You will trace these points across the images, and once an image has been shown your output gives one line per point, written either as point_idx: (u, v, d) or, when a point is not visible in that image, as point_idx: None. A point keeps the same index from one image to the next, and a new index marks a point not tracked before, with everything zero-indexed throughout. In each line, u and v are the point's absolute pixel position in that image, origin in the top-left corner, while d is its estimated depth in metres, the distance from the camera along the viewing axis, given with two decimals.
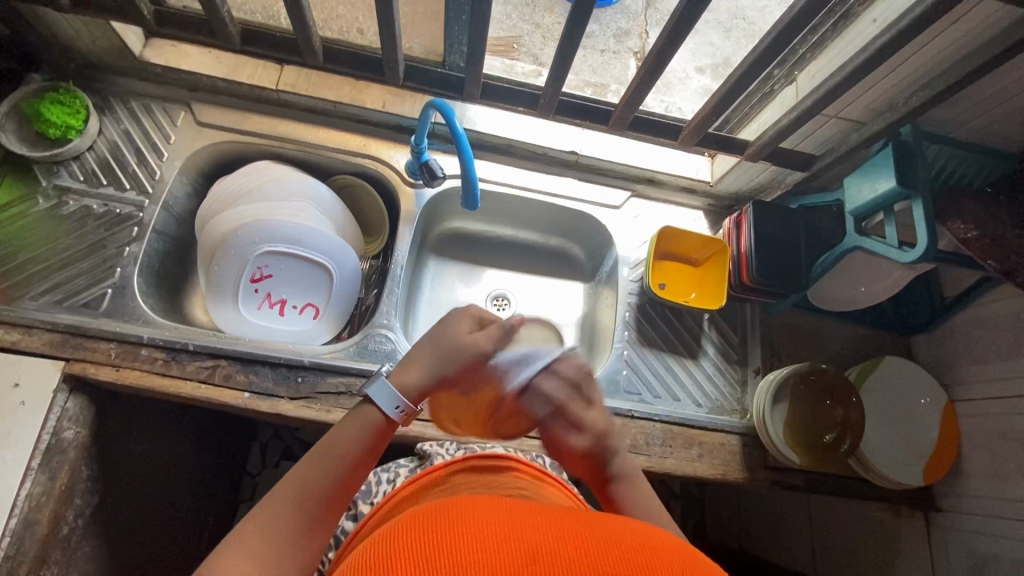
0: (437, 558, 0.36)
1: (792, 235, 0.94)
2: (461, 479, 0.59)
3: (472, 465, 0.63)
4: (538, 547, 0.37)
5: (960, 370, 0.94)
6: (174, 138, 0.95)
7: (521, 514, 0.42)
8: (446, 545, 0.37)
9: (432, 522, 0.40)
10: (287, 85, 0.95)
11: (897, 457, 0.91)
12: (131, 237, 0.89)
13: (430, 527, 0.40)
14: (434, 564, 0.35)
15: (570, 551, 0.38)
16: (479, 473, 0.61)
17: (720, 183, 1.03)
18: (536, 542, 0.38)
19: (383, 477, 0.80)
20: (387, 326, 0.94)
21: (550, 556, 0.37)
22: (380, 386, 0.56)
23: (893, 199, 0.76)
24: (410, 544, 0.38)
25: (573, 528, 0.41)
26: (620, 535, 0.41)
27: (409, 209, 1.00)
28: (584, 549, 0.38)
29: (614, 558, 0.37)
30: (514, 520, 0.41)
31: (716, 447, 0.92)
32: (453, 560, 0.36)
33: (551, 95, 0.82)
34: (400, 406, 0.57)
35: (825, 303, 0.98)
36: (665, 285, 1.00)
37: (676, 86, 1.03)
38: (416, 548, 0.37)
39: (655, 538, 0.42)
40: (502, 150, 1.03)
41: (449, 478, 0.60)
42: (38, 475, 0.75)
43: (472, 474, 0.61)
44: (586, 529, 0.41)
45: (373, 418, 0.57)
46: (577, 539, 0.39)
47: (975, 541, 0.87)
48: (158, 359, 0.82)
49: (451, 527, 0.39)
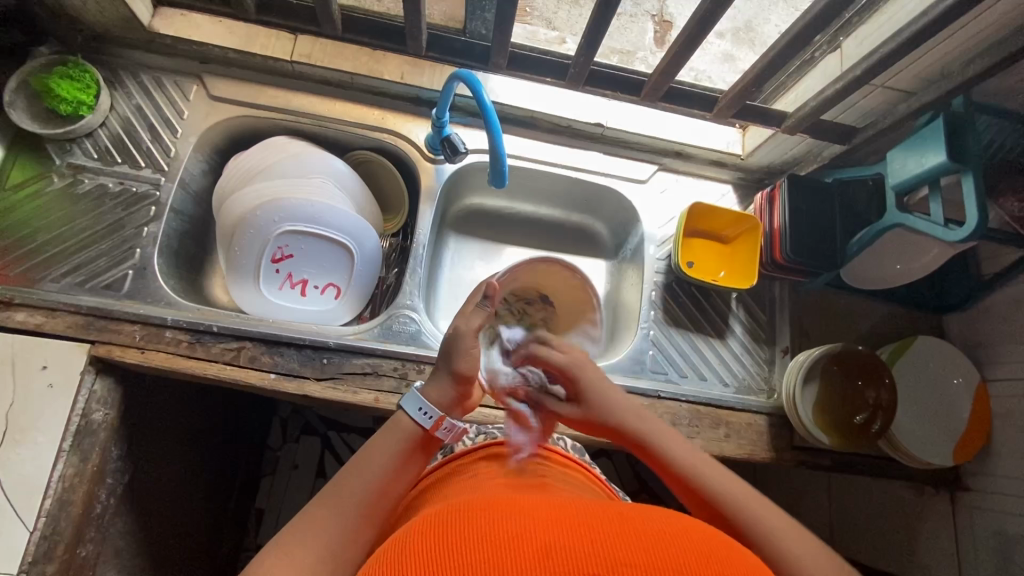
0: (440, 561, 0.33)
1: (827, 211, 0.91)
2: (488, 467, 0.58)
3: (497, 453, 0.62)
4: (560, 534, 0.35)
5: (993, 350, 0.92)
6: (187, 113, 0.92)
7: (531, 508, 0.39)
8: (459, 544, 0.35)
9: (445, 521, 0.38)
10: (302, 56, 0.91)
11: (927, 437, 0.91)
12: (149, 217, 0.87)
13: (446, 526, 0.37)
14: (449, 563, 0.33)
15: (596, 537, 0.35)
16: (503, 460, 0.60)
17: (753, 156, 0.99)
18: (545, 535, 0.35)
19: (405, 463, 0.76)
20: (410, 306, 0.92)
21: (573, 542, 0.34)
22: (410, 394, 0.59)
23: (940, 174, 0.72)
24: (426, 544, 0.35)
25: (587, 517, 0.38)
26: (640, 519, 0.38)
27: (430, 184, 0.97)
28: (598, 538, 0.35)
29: (631, 546, 0.34)
30: (524, 514, 0.38)
31: (743, 427, 0.91)
32: (473, 557, 0.33)
33: (582, 65, 0.77)
34: (425, 410, 0.58)
35: (856, 281, 0.95)
36: (694, 263, 0.98)
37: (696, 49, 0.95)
38: (428, 548, 0.35)
39: (680, 522, 0.39)
40: (524, 123, 1.00)
41: (475, 464, 0.60)
42: (69, 456, 0.76)
43: (496, 463, 0.59)
44: (610, 513, 0.39)
45: (406, 429, 0.58)
46: (590, 528, 0.36)
47: (1003, 521, 0.87)
48: (183, 341, 0.81)
49: (468, 525, 0.36)
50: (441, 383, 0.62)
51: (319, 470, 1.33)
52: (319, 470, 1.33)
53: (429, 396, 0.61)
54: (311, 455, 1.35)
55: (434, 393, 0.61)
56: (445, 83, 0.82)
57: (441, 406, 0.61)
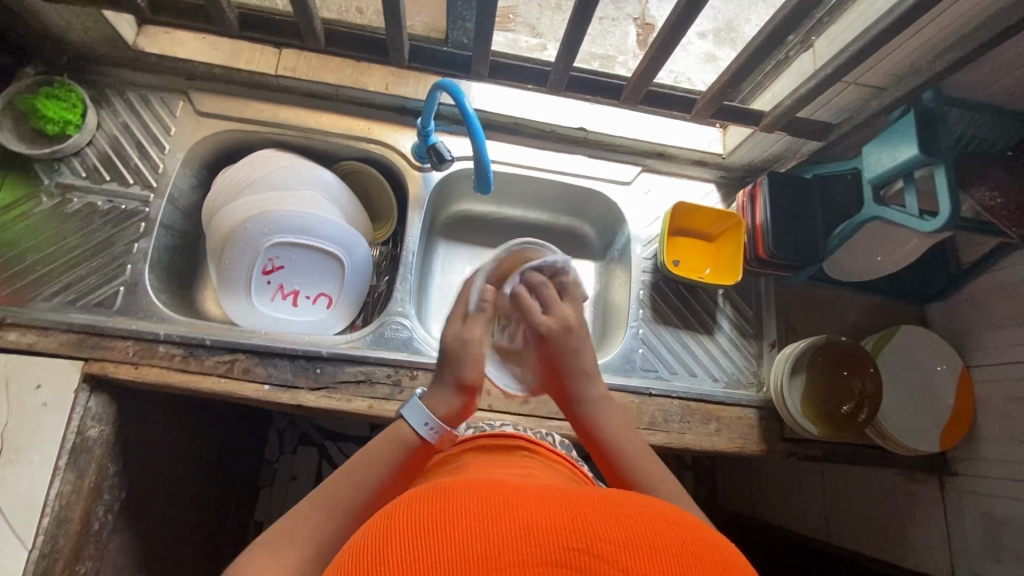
0: (426, 537, 0.34)
1: (807, 206, 0.93)
2: (475, 460, 0.59)
3: (480, 444, 0.63)
4: (542, 514, 0.35)
5: (975, 336, 0.95)
6: (174, 129, 0.93)
7: (513, 485, 0.40)
8: (446, 516, 0.35)
9: (431, 496, 0.38)
10: (287, 70, 0.92)
11: (914, 424, 0.92)
12: (139, 233, 0.88)
13: (432, 499, 0.37)
14: (436, 539, 0.34)
15: (577, 516, 0.36)
16: (489, 453, 0.61)
17: (733, 154, 1.01)
18: (528, 511, 0.35)
19: None
20: (402, 313, 0.92)
21: (556, 521, 0.35)
22: (414, 405, 0.60)
23: (914, 167, 0.74)
24: (413, 517, 0.36)
25: (569, 495, 0.39)
26: (621, 500, 0.39)
27: (418, 192, 0.98)
28: (579, 516, 0.36)
29: (612, 523, 0.36)
30: (507, 490, 0.38)
31: (733, 421, 0.92)
32: (459, 530, 0.34)
33: (562, 70, 0.78)
34: (430, 424, 0.60)
35: (838, 273, 0.97)
36: (680, 261, 1.00)
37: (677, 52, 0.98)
38: (415, 521, 0.35)
39: (659, 503, 0.40)
40: (508, 129, 1.01)
41: (461, 458, 0.60)
42: (66, 474, 0.76)
43: (480, 455, 0.60)
44: (592, 494, 0.40)
45: (406, 439, 0.59)
46: (573, 505, 0.37)
47: (991, 504, 0.89)
48: (176, 356, 0.81)
49: (454, 499, 0.37)
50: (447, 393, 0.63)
51: (318, 479, 1.34)
52: (317, 480, 1.34)
53: (434, 409, 0.61)
54: (309, 465, 1.35)
55: (440, 406, 0.62)
56: (430, 93, 0.83)
57: (446, 419, 0.62)
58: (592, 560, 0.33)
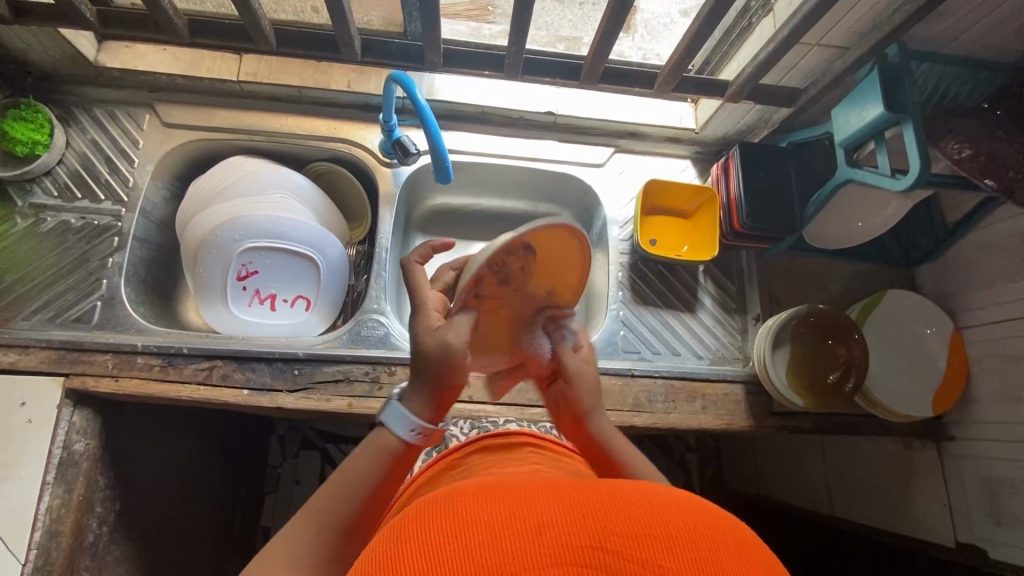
0: (437, 547, 0.33)
1: (782, 174, 0.91)
2: (480, 460, 0.59)
3: (482, 446, 0.63)
4: (553, 513, 0.34)
5: (965, 297, 0.92)
6: (142, 142, 0.93)
7: (520, 480, 0.39)
8: (455, 523, 0.34)
9: (435, 504, 0.37)
10: (248, 75, 0.93)
11: (904, 390, 0.90)
12: (112, 248, 0.88)
13: (439, 508, 0.36)
14: (449, 548, 0.32)
15: (587, 510, 0.35)
16: (494, 452, 0.61)
17: (706, 129, 1.00)
18: (539, 509, 0.35)
19: None
20: (378, 310, 0.92)
21: (567, 520, 0.34)
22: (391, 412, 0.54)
23: (882, 126, 0.72)
24: (423, 530, 0.34)
25: (574, 486, 0.38)
26: (628, 487, 0.38)
27: (388, 189, 0.98)
28: (589, 509, 0.35)
29: (623, 514, 0.35)
30: (516, 486, 0.38)
31: (719, 397, 0.91)
32: (473, 537, 0.33)
33: (516, 54, 0.77)
34: (416, 428, 0.54)
35: (817, 241, 0.96)
36: (656, 241, 0.98)
37: (662, 32, 0.94)
38: (425, 532, 0.34)
39: (662, 486, 0.40)
40: (475, 119, 1.01)
41: (464, 459, 0.61)
42: (54, 488, 0.77)
43: (483, 456, 0.60)
44: (598, 484, 0.39)
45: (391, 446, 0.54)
46: (580, 497, 0.36)
47: (989, 467, 0.87)
48: (155, 366, 0.82)
49: (461, 503, 0.36)
50: (425, 398, 0.55)
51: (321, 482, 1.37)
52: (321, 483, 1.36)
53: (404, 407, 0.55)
54: (312, 468, 1.38)
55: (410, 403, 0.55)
56: (385, 87, 0.82)
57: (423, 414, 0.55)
58: (608, 556, 0.32)
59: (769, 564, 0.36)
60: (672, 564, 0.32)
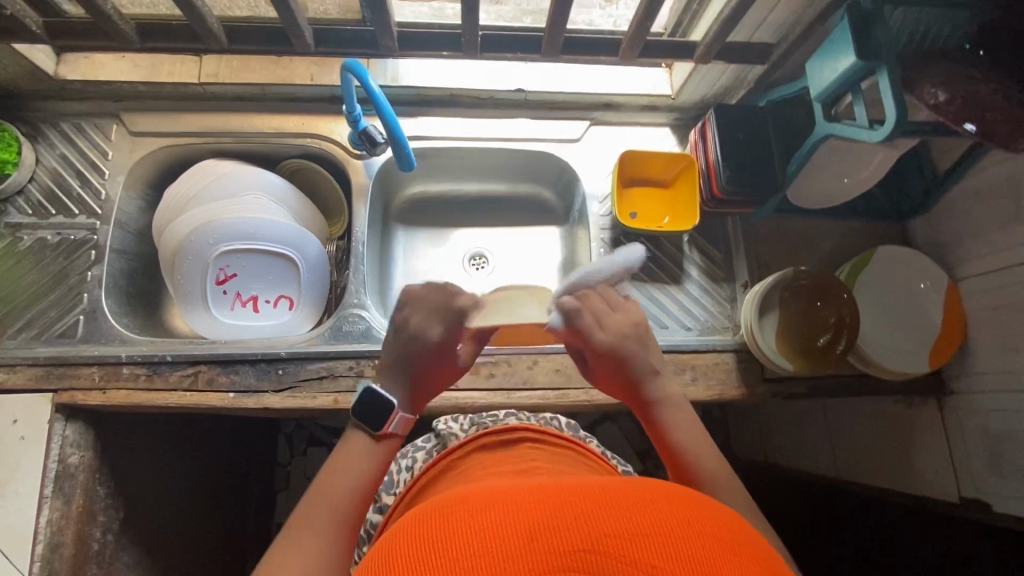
0: (429, 559, 0.33)
1: (761, 135, 0.88)
2: (481, 460, 0.63)
3: (483, 444, 0.67)
4: (545, 517, 0.35)
5: (959, 247, 0.89)
6: (111, 153, 0.93)
7: (515, 490, 0.40)
8: (448, 534, 0.35)
9: (430, 517, 0.38)
10: (209, 76, 0.92)
11: (899, 348, 0.88)
12: (90, 261, 0.88)
13: (433, 521, 0.37)
14: (442, 560, 0.33)
15: (579, 514, 0.35)
16: (496, 451, 0.65)
17: (682, 94, 0.96)
18: (530, 517, 0.35)
19: (404, 465, 0.84)
20: (359, 305, 0.92)
21: (558, 525, 0.34)
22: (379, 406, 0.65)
23: (857, 74, 0.69)
24: (417, 542, 0.35)
25: (565, 491, 0.39)
26: (620, 489, 0.39)
27: (361, 181, 0.96)
28: (580, 513, 0.36)
29: (613, 515, 0.35)
30: (509, 497, 0.38)
31: (710, 367, 0.90)
32: (467, 548, 0.33)
33: (471, 31, 0.74)
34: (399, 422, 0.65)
35: (802, 201, 0.93)
36: (636, 214, 0.97)
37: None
38: (418, 546, 0.35)
39: (653, 483, 0.41)
40: (445, 102, 0.99)
41: (466, 459, 0.65)
42: (53, 501, 0.79)
43: (484, 455, 0.65)
44: (592, 488, 0.39)
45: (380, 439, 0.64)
46: (571, 502, 0.37)
47: (990, 420, 0.85)
48: (140, 376, 0.83)
49: (454, 516, 0.36)
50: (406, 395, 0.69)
51: None
52: None
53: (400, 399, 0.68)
54: (321, 464, 1.40)
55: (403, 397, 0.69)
56: (341, 77, 0.80)
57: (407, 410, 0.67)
58: (599, 558, 0.33)
59: (764, 557, 0.36)
60: (664, 563, 0.32)
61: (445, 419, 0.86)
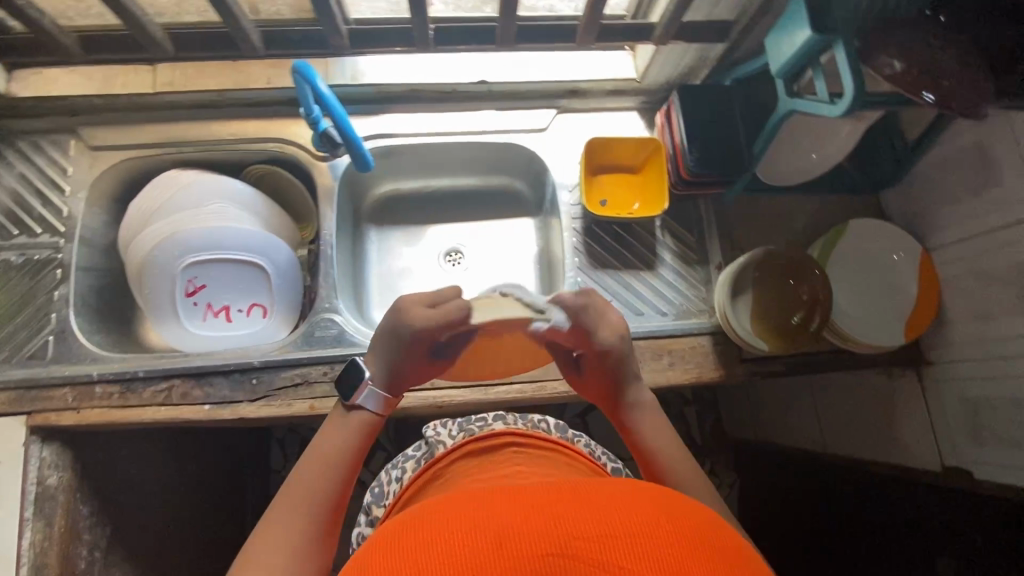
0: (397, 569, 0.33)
1: (727, 115, 0.87)
2: (466, 469, 0.64)
3: (470, 451, 0.68)
4: (515, 522, 0.35)
5: (932, 217, 0.89)
6: (71, 170, 0.92)
7: (487, 495, 0.40)
8: (418, 544, 0.35)
9: (402, 527, 0.38)
10: (165, 85, 0.91)
11: (875, 322, 0.88)
12: (56, 281, 0.88)
13: (405, 531, 0.37)
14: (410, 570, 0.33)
15: (549, 518, 0.35)
16: (482, 458, 0.66)
17: (648, 77, 0.95)
18: (499, 521, 0.35)
19: (393, 475, 0.85)
20: (331, 309, 0.91)
21: (528, 530, 0.34)
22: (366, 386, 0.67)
23: (815, 47, 0.68)
24: (388, 553, 0.35)
25: (537, 494, 0.39)
26: (593, 490, 0.39)
27: (327, 183, 0.95)
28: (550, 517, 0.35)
29: (583, 517, 0.35)
30: (481, 502, 0.38)
31: (687, 351, 0.89)
32: (436, 558, 0.33)
33: (421, 24, 0.73)
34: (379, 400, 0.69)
35: (772, 179, 0.92)
36: (606, 201, 0.96)
37: None
38: (388, 557, 0.35)
39: (627, 484, 0.41)
40: (408, 98, 0.97)
41: (451, 469, 0.67)
42: (34, 523, 0.79)
43: (470, 463, 0.66)
44: (565, 490, 0.39)
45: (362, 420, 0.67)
46: (543, 505, 0.37)
47: (968, 388, 0.85)
48: (114, 393, 0.82)
49: (425, 526, 0.37)
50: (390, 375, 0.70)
51: None
52: None
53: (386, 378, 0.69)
54: None
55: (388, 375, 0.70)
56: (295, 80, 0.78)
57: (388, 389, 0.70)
58: (569, 561, 0.33)
59: (738, 554, 0.36)
60: (632, 566, 0.32)
61: (433, 424, 0.88)
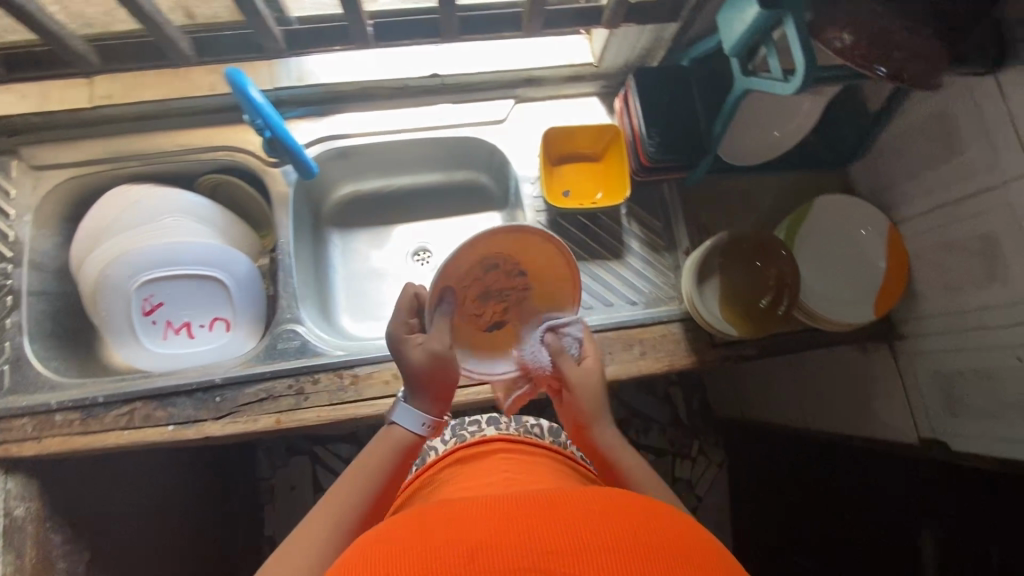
0: None
1: (685, 96, 0.85)
2: (452, 475, 0.63)
3: (458, 458, 0.68)
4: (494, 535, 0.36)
5: (899, 189, 0.87)
6: (14, 192, 0.89)
7: (466, 509, 0.41)
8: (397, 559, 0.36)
9: (382, 541, 0.39)
10: (103, 99, 0.88)
11: (846, 300, 0.87)
12: (7, 308, 0.85)
13: (386, 545, 0.38)
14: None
15: (527, 531, 0.37)
16: (467, 464, 0.65)
17: (605, 60, 0.92)
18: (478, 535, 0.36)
19: None
20: (294, 319, 0.89)
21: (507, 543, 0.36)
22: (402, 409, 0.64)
23: (764, 23, 0.66)
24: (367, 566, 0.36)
25: (515, 506, 0.40)
26: (571, 501, 0.40)
27: (281, 190, 0.93)
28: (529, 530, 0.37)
29: (561, 529, 0.37)
30: (461, 517, 0.39)
31: (658, 340, 0.88)
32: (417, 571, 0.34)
33: (355, 20, 0.70)
34: (426, 422, 0.64)
35: (735, 159, 0.90)
36: (570, 192, 0.94)
37: None
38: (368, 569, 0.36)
39: (605, 495, 0.42)
40: (359, 97, 0.94)
41: (439, 476, 0.66)
42: (4, 555, 0.78)
43: (456, 469, 0.65)
44: (543, 502, 0.40)
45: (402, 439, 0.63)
46: (521, 519, 0.38)
47: (940, 360, 0.84)
48: (75, 420, 0.81)
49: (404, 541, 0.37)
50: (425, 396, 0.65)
51: (314, 484, 1.39)
52: (314, 484, 1.38)
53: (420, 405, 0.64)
54: (304, 472, 1.40)
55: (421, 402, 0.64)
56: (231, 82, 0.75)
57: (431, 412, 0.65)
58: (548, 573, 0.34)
59: (710, 556, 0.38)
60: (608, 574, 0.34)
61: None
